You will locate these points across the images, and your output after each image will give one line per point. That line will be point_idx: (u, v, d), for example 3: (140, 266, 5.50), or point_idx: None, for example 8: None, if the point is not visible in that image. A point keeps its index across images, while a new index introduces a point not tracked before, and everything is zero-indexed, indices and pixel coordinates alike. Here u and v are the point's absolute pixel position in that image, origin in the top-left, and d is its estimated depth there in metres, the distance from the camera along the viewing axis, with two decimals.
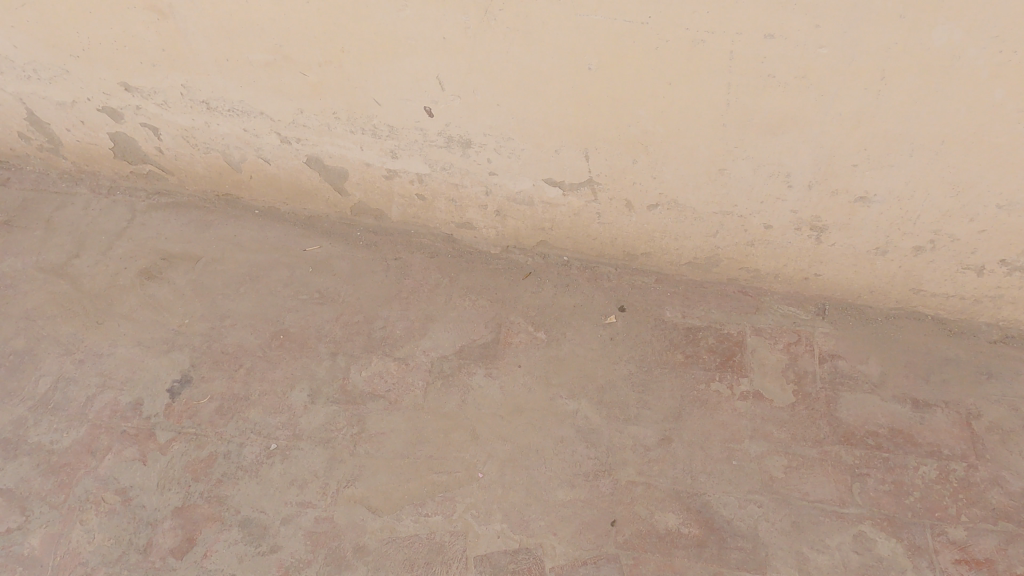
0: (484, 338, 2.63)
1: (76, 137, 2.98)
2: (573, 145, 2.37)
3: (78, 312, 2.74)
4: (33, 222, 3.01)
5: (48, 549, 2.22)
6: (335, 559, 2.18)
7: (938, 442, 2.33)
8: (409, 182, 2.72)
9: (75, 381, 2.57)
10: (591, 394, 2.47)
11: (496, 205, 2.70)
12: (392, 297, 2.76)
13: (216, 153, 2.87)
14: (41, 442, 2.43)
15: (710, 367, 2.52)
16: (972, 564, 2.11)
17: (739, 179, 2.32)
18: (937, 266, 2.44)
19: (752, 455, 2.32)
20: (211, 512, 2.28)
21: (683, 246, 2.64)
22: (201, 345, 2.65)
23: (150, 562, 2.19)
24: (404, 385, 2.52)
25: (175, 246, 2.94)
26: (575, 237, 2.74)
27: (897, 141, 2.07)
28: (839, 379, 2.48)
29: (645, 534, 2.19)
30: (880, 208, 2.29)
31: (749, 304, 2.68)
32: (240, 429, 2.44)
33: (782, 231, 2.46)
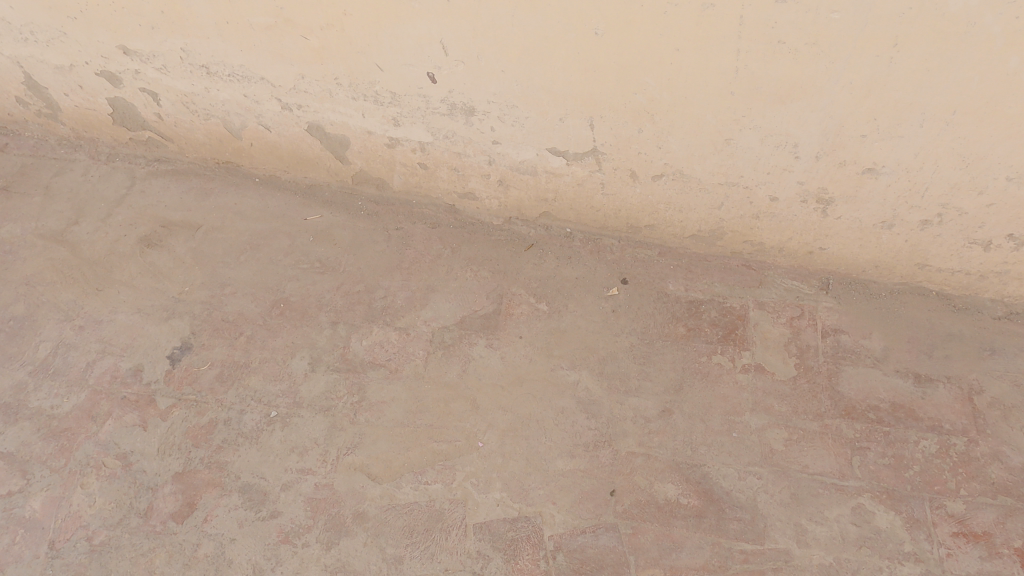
0: (486, 309, 2.62)
1: (75, 102, 2.94)
2: (578, 113, 2.33)
3: (77, 279, 2.73)
4: (32, 188, 2.99)
5: (49, 512, 2.23)
6: (335, 525, 2.19)
7: (939, 417, 2.33)
8: (411, 150, 2.69)
9: (75, 347, 2.57)
10: (592, 365, 2.46)
11: (500, 174, 2.67)
12: (393, 267, 2.74)
13: (216, 120, 2.84)
14: (41, 406, 2.43)
15: (711, 340, 2.51)
16: (970, 537, 2.12)
17: (746, 149, 2.29)
18: (944, 240, 2.42)
19: (752, 428, 2.32)
20: (212, 478, 2.29)
21: (687, 218, 2.61)
22: (201, 313, 2.64)
23: (151, 526, 2.20)
24: (405, 355, 2.52)
25: (175, 214, 2.92)
26: (578, 208, 2.72)
27: (908, 111, 2.04)
28: (841, 353, 2.47)
29: (644, 504, 2.20)
30: (889, 180, 2.26)
31: (752, 278, 2.67)
32: (240, 396, 2.44)
33: (788, 203, 2.44)
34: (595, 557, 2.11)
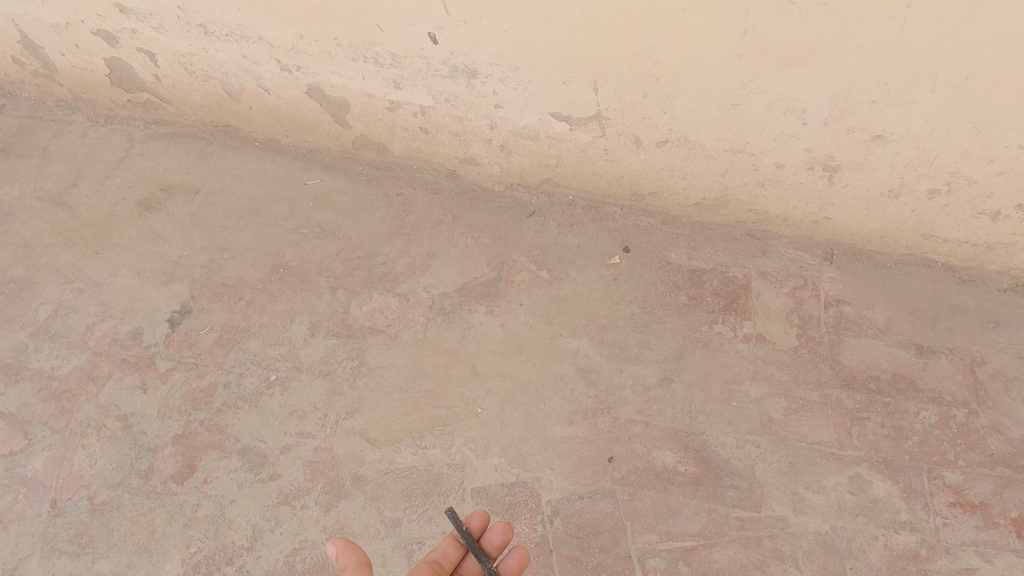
0: (486, 276, 2.60)
1: (71, 63, 2.90)
2: (582, 77, 2.29)
3: (76, 241, 2.72)
4: (29, 150, 2.96)
5: (50, 472, 2.25)
6: (334, 488, 2.21)
7: (940, 388, 2.32)
8: (412, 114, 2.65)
9: (74, 309, 2.56)
10: (592, 333, 2.45)
11: (501, 140, 2.64)
12: (393, 233, 2.72)
13: (215, 82, 2.79)
14: (42, 367, 2.44)
15: (713, 309, 2.50)
16: (967, 507, 2.12)
17: (752, 115, 2.25)
18: (952, 210, 2.38)
19: (752, 397, 2.31)
20: (211, 440, 2.30)
21: (691, 185, 2.58)
22: (201, 277, 2.63)
23: (152, 487, 2.22)
24: (405, 321, 2.51)
25: (174, 177, 2.89)
26: (581, 174, 2.69)
27: (920, 75, 1.99)
28: (843, 323, 2.45)
29: (642, 471, 2.21)
30: (898, 148, 2.22)
31: (756, 248, 2.64)
32: (240, 360, 2.44)
33: (794, 170, 2.40)
34: (592, 522, 2.13)
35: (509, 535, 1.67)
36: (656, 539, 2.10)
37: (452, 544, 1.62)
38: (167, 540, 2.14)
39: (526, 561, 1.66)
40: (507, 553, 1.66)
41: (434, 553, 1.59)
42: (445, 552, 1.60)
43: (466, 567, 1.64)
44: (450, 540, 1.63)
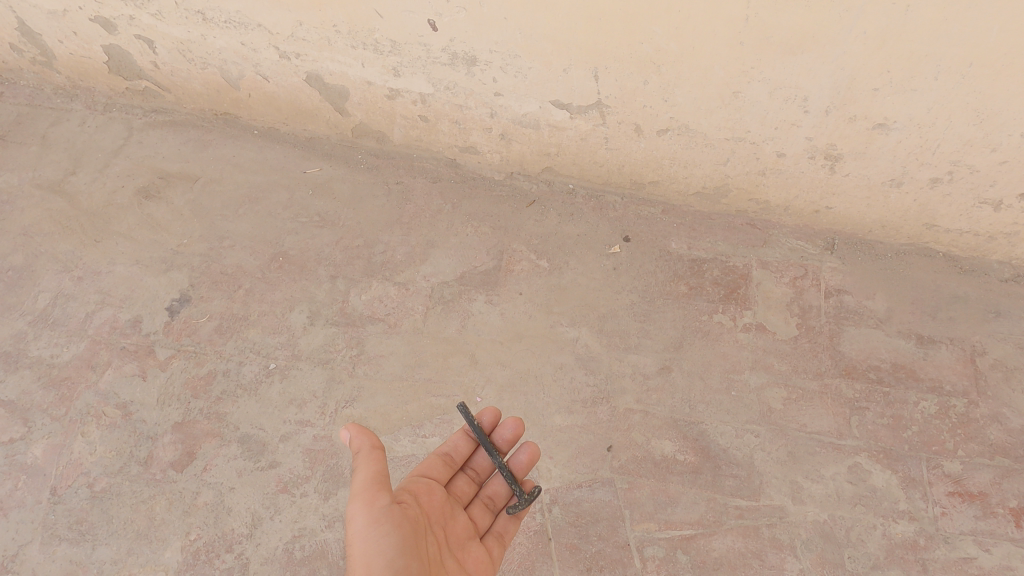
0: (486, 265, 2.59)
1: (69, 50, 2.88)
2: (583, 64, 2.27)
3: (75, 229, 2.71)
4: (28, 138, 2.95)
5: (50, 459, 2.25)
6: (334, 476, 2.21)
7: (940, 378, 2.32)
8: (412, 103, 2.64)
9: (74, 297, 2.56)
10: (592, 323, 2.45)
11: (501, 128, 2.62)
12: (393, 222, 2.71)
13: (213, 69, 2.78)
14: (41, 355, 2.44)
15: (713, 298, 2.49)
16: (966, 497, 2.13)
17: (754, 103, 2.23)
18: (954, 200, 2.37)
19: (751, 386, 2.31)
20: (211, 428, 2.30)
21: (692, 174, 2.57)
22: (200, 265, 2.62)
23: (151, 474, 2.22)
24: (405, 309, 2.50)
25: (173, 166, 2.88)
26: (581, 163, 2.67)
27: (923, 63, 1.97)
28: (844, 313, 2.44)
29: (641, 460, 2.21)
30: (900, 136, 2.20)
31: (757, 238, 2.63)
32: (239, 348, 2.44)
33: (796, 159, 2.39)
34: (591, 510, 2.14)
35: (519, 431, 1.94)
36: (655, 528, 2.10)
37: (463, 438, 1.92)
38: (167, 527, 2.15)
39: (536, 454, 1.94)
40: (518, 448, 1.94)
41: (447, 444, 1.91)
42: (456, 444, 1.91)
43: (478, 458, 1.94)
44: (463, 435, 1.93)
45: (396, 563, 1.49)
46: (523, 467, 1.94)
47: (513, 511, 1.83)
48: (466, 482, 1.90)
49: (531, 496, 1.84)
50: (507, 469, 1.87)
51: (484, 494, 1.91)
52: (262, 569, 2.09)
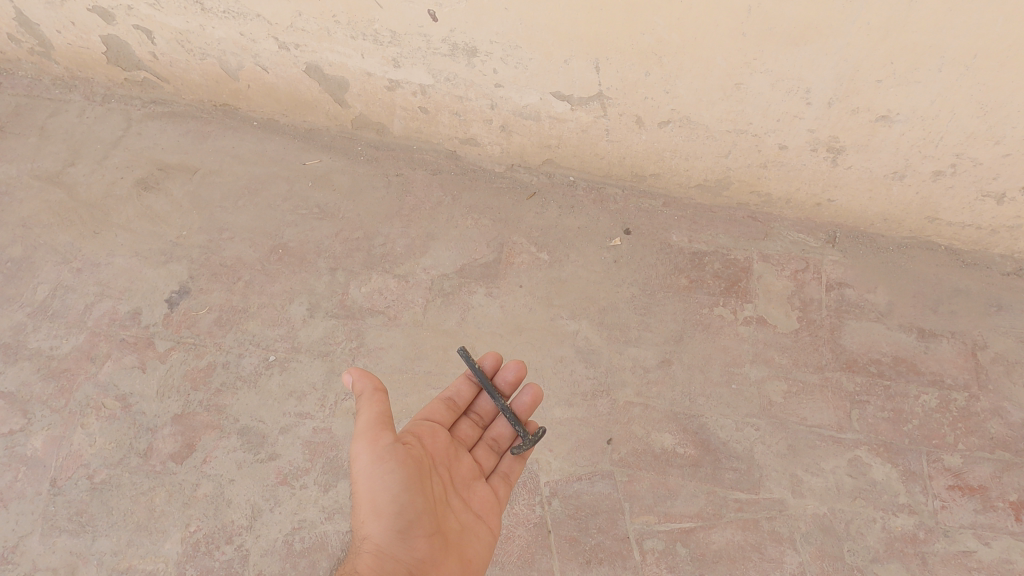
0: (486, 257, 2.59)
1: (68, 40, 2.86)
2: (584, 55, 2.26)
3: (74, 221, 2.70)
4: (26, 128, 2.94)
5: (50, 451, 2.25)
6: (334, 468, 2.21)
7: (941, 372, 2.31)
8: (412, 94, 2.62)
9: (73, 289, 2.55)
10: (592, 315, 2.44)
11: (502, 120, 2.61)
12: (393, 214, 2.70)
13: (212, 60, 2.76)
14: (41, 347, 2.44)
15: (713, 291, 2.48)
16: (965, 490, 2.13)
17: (756, 94, 2.22)
18: (957, 192, 2.36)
19: (752, 379, 2.31)
20: (210, 420, 2.29)
21: (693, 166, 2.56)
22: (199, 257, 2.62)
23: (151, 466, 2.22)
24: (404, 302, 2.50)
25: (172, 157, 2.87)
26: (582, 155, 2.66)
27: (927, 54, 1.95)
28: (845, 306, 2.44)
29: (641, 453, 2.21)
30: (903, 129, 2.19)
31: (758, 230, 2.62)
32: (239, 340, 2.44)
33: (798, 151, 2.38)
34: (590, 503, 2.14)
35: (522, 372, 1.96)
36: (654, 521, 2.11)
37: (466, 383, 1.97)
38: (167, 518, 2.15)
39: (539, 396, 1.97)
40: (522, 389, 1.97)
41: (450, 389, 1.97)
42: (459, 389, 1.97)
43: (482, 403, 1.99)
44: (465, 380, 1.98)
45: (399, 501, 1.61)
46: (526, 409, 1.97)
47: (517, 451, 1.87)
48: (470, 426, 1.95)
49: (536, 437, 1.87)
50: (509, 411, 1.91)
51: (488, 437, 1.96)
52: (262, 561, 2.09)
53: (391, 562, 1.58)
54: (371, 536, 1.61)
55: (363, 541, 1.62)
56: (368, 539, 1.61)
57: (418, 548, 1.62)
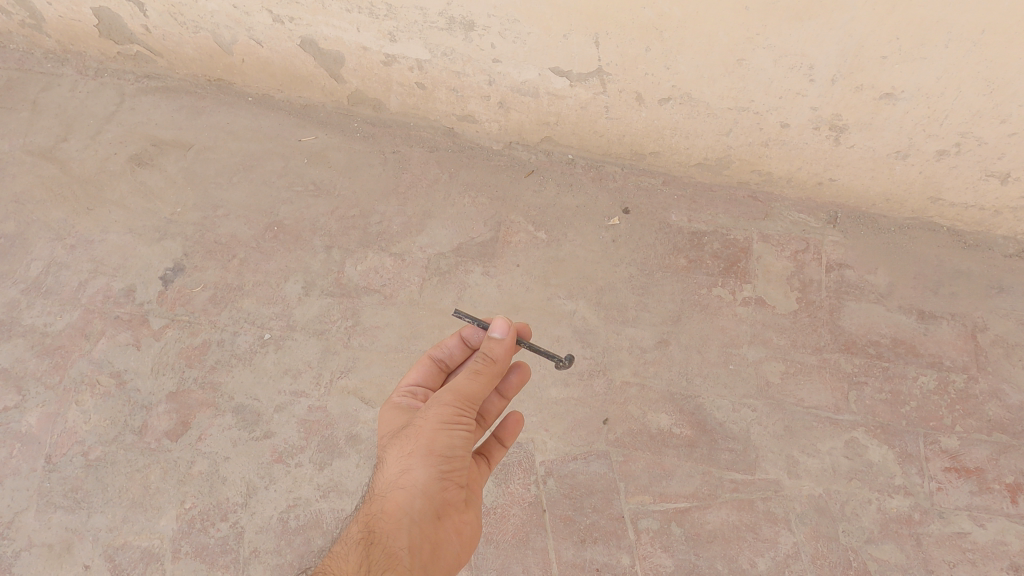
0: (483, 236, 2.56)
1: (58, 13, 2.81)
2: (583, 29, 2.21)
3: (67, 197, 2.67)
4: (18, 103, 2.89)
5: (45, 428, 2.25)
6: (328, 446, 2.21)
7: (940, 354, 2.30)
8: (409, 69, 2.58)
9: (66, 266, 2.53)
10: (590, 295, 2.42)
11: (500, 96, 2.57)
12: (389, 192, 2.67)
13: (205, 34, 2.71)
14: (35, 324, 2.42)
15: (712, 272, 2.46)
16: (962, 472, 2.12)
17: (758, 71, 2.18)
18: (960, 172, 2.33)
19: (750, 360, 2.29)
20: (205, 398, 2.29)
21: (693, 144, 2.52)
22: (194, 234, 2.59)
23: (146, 443, 2.22)
24: (400, 281, 2.48)
25: (166, 133, 2.83)
26: (581, 133, 2.62)
27: (933, 29, 1.91)
28: (844, 287, 2.42)
29: (637, 433, 2.20)
30: (907, 107, 2.15)
31: (758, 210, 2.59)
32: (233, 318, 2.42)
33: (800, 130, 2.34)
34: (586, 482, 2.14)
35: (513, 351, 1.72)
36: (649, 501, 2.11)
37: (460, 346, 1.75)
38: (162, 495, 2.15)
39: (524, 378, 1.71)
40: (512, 365, 1.69)
41: (441, 350, 1.75)
42: (452, 351, 1.75)
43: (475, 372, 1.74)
44: (459, 342, 1.76)
45: (455, 452, 1.45)
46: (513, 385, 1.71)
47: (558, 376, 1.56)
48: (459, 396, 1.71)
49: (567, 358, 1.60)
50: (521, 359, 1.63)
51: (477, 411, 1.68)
52: (257, 538, 2.10)
53: (424, 501, 1.39)
54: (413, 472, 1.40)
55: (399, 475, 1.40)
56: (406, 474, 1.40)
57: (452, 495, 1.44)
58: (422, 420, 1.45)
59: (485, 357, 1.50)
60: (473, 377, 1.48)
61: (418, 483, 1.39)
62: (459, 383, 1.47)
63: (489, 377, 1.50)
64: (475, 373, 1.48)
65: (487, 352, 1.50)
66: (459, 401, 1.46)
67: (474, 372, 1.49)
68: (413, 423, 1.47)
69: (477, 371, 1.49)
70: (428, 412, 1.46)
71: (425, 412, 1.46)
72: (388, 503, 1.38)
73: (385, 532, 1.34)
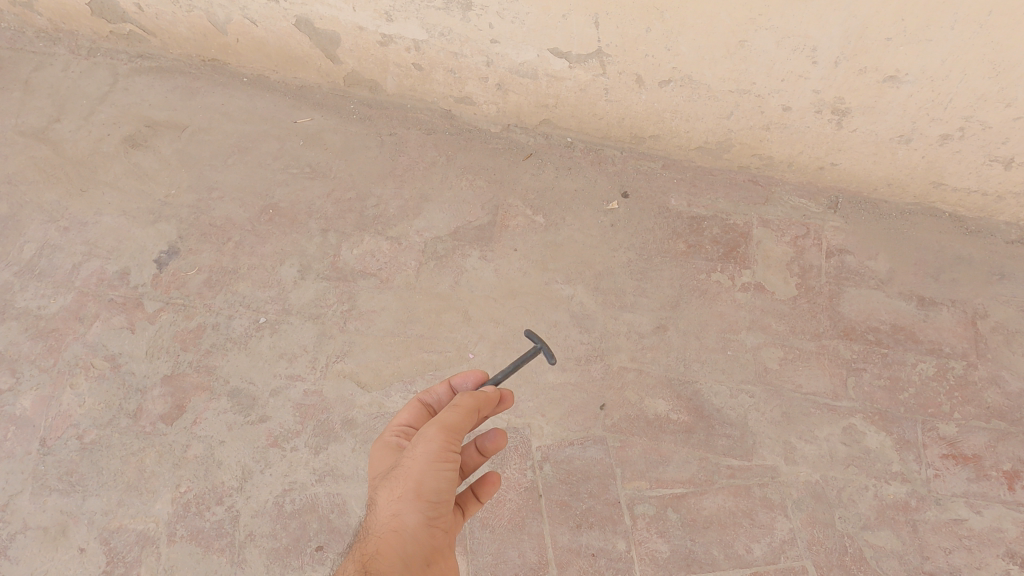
0: (480, 220, 2.53)
1: None
2: (583, 9, 2.17)
3: (61, 178, 2.64)
4: (10, 82, 2.85)
5: (39, 411, 2.24)
6: (324, 431, 2.20)
7: (940, 340, 2.28)
8: (405, 50, 2.54)
9: (60, 248, 2.51)
10: (588, 280, 2.40)
11: (498, 78, 2.53)
12: (386, 174, 2.64)
13: (199, 12, 2.67)
14: (28, 307, 2.40)
15: (711, 257, 2.44)
16: (959, 459, 2.12)
17: (760, 53, 2.14)
18: (963, 157, 2.30)
19: (748, 346, 2.28)
20: (200, 382, 2.27)
21: (694, 128, 2.49)
22: (188, 217, 2.56)
23: (141, 427, 2.21)
24: (397, 265, 2.46)
25: (160, 114, 2.79)
26: (580, 115, 2.59)
27: (939, 11, 1.88)
28: (844, 273, 2.40)
29: (634, 418, 2.19)
30: (911, 90, 2.12)
31: (758, 195, 2.56)
32: (228, 301, 2.40)
33: (802, 113, 2.31)
34: (582, 468, 2.13)
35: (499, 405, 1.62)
36: (646, 486, 2.10)
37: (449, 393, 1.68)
38: (157, 479, 2.14)
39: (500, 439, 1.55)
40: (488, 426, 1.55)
41: (431, 396, 1.67)
42: (441, 398, 1.68)
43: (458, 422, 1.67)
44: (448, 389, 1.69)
45: (444, 495, 1.39)
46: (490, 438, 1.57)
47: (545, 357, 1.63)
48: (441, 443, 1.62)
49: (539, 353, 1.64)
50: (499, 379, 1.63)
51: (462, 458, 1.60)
52: (253, 522, 2.09)
53: (415, 547, 1.33)
54: (402, 515, 1.35)
55: (389, 518, 1.35)
56: (396, 518, 1.35)
57: (442, 539, 1.38)
58: (410, 460, 1.40)
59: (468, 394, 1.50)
60: (457, 413, 1.46)
61: (408, 527, 1.34)
62: (444, 418, 1.44)
63: (471, 410, 1.49)
64: (456, 407, 1.47)
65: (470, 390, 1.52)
66: (446, 438, 1.43)
67: (455, 406, 1.47)
68: (400, 464, 1.42)
69: (458, 405, 1.48)
70: (415, 453, 1.42)
71: (412, 453, 1.42)
72: (381, 545, 1.32)
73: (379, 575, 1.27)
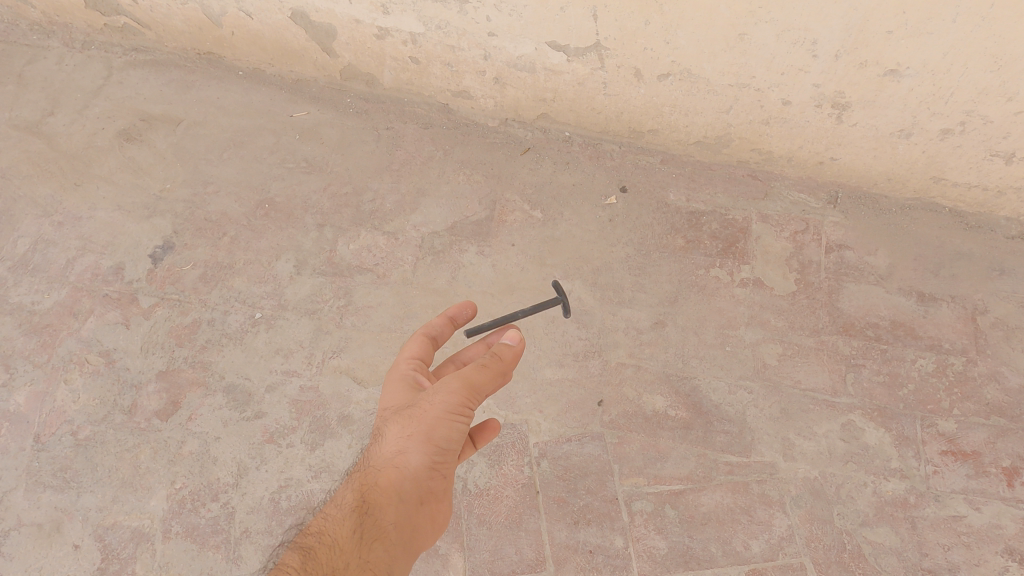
0: (478, 215, 2.52)
1: None
2: (581, 2, 2.15)
3: (55, 173, 2.62)
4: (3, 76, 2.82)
5: (33, 406, 2.22)
6: (320, 427, 2.18)
7: (940, 336, 2.27)
8: (402, 43, 2.51)
9: (54, 243, 2.49)
10: (586, 276, 2.38)
11: (496, 71, 2.51)
12: (383, 169, 2.62)
13: (194, 5, 2.64)
14: (22, 302, 2.38)
15: (710, 253, 2.42)
16: (958, 456, 2.11)
17: (760, 46, 2.12)
18: (964, 152, 2.28)
19: (747, 342, 2.27)
20: (195, 377, 2.26)
21: (693, 122, 2.47)
22: (183, 212, 2.54)
23: (135, 423, 2.19)
24: (394, 260, 2.44)
25: (155, 108, 2.77)
26: (578, 109, 2.57)
27: (941, 4, 1.86)
28: (844, 269, 2.38)
29: (632, 415, 2.18)
30: (912, 84, 2.10)
31: (757, 190, 2.55)
32: (224, 297, 2.38)
33: (801, 107, 2.29)
34: (580, 464, 2.12)
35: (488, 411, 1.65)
36: (644, 483, 2.09)
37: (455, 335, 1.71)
38: (152, 475, 2.13)
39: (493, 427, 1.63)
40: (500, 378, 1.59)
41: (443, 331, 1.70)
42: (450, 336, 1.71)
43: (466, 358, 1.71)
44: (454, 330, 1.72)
45: (452, 445, 1.44)
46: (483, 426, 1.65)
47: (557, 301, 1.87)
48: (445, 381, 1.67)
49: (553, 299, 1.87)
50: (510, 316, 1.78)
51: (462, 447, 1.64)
52: (249, 519, 2.08)
53: (412, 485, 1.40)
54: (408, 454, 1.41)
55: (395, 453, 1.42)
56: (403, 455, 1.41)
57: (440, 484, 1.45)
58: (427, 404, 1.45)
59: (494, 354, 1.50)
60: (483, 371, 1.47)
61: (411, 467, 1.41)
62: (468, 373, 1.46)
63: (494, 372, 1.49)
64: (482, 366, 1.48)
65: (496, 351, 1.52)
66: (466, 393, 1.45)
67: (481, 364, 1.48)
68: (417, 403, 1.47)
69: (484, 364, 1.49)
70: (433, 398, 1.45)
71: (431, 397, 1.45)
72: (382, 476, 1.41)
73: (374, 504, 1.37)
